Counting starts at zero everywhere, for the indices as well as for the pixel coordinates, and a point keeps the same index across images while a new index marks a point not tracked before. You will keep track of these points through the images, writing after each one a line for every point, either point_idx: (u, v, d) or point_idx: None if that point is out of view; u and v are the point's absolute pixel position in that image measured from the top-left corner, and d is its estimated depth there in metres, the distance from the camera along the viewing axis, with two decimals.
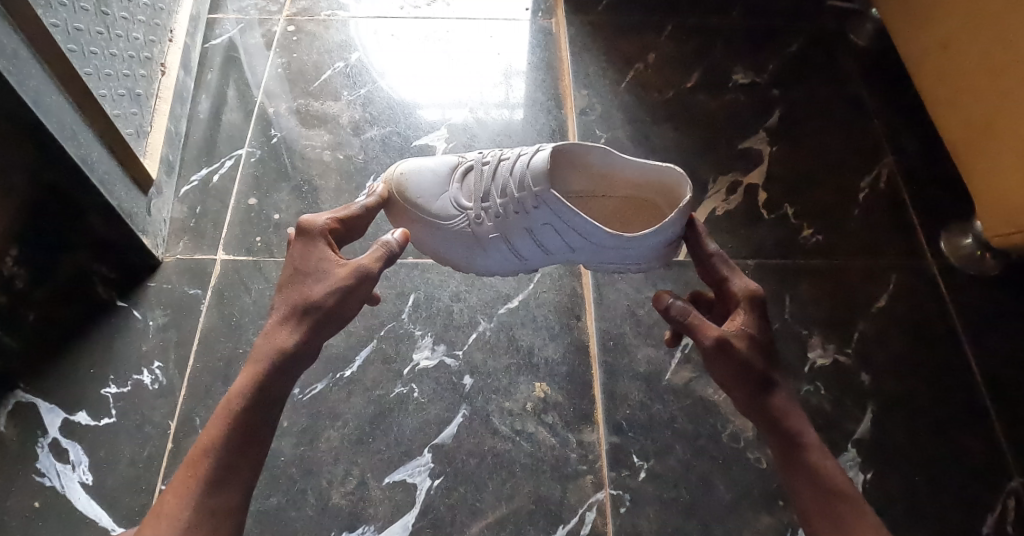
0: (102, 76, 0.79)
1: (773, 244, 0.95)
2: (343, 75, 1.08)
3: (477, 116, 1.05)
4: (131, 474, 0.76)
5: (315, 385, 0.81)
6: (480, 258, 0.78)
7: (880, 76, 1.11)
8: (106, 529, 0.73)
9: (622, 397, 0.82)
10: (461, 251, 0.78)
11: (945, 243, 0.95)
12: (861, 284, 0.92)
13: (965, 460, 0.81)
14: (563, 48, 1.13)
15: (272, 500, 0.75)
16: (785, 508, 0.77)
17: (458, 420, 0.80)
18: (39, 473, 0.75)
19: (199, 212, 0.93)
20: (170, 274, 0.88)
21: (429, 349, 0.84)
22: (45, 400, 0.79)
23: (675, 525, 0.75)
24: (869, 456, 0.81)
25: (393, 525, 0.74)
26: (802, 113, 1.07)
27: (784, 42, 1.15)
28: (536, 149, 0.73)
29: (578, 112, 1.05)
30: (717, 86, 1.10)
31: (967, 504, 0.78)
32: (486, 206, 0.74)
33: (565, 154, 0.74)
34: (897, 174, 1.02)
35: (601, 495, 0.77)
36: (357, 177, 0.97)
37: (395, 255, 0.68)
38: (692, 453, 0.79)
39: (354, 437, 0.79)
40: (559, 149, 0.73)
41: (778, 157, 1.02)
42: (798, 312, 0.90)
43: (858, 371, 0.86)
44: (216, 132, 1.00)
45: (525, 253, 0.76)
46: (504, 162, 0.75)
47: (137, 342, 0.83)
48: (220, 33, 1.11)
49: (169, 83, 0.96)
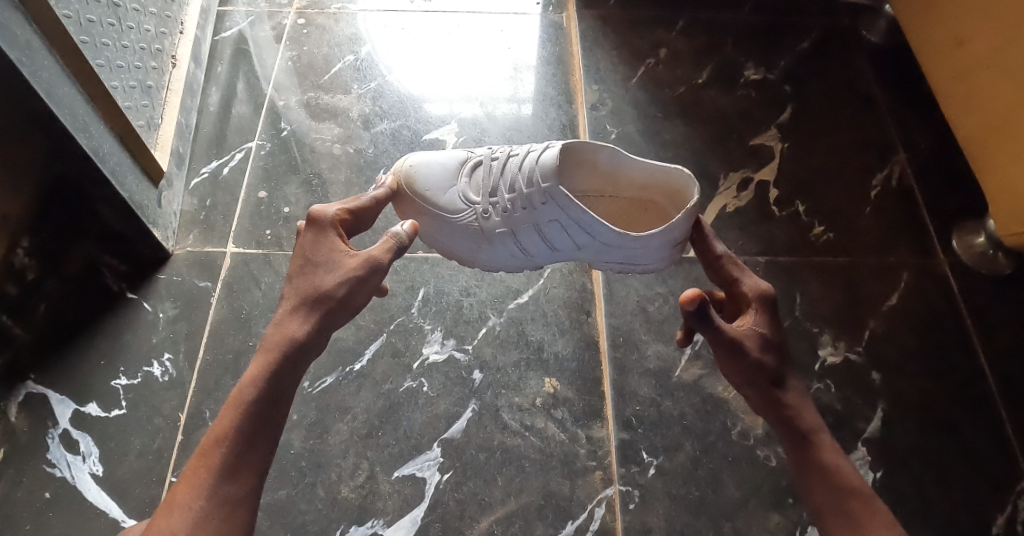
0: (114, 68, 0.79)
1: (784, 241, 0.94)
2: (353, 69, 1.08)
3: (487, 111, 1.04)
4: (141, 466, 0.76)
5: (325, 379, 0.81)
6: (486, 253, 0.78)
7: (893, 73, 1.11)
8: (116, 521, 0.74)
9: (632, 393, 0.82)
10: (468, 245, 0.78)
11: (957, 242, 0.95)
12: (873, 282, 0.92)
13: (975, 460, 0.80)
14: (574, 42, 1.13)
15: (282, 492, 0.75)
16: (795, 506, 0.77)
17: (468, 415, 0.80)
18: (50, 463, 0.76)
19: (209, 204, 0.93)
20: (180, 266, 0.88)
21: (439, 343, 0.84)
22: (56, 392, 0.79)
23: (684, 522, 0.75)
24: (879, 455, 0.81)
25: (402, 519, 0.74)
26: (815, 109, 1.07)
27: (796, 39, 1.14)
28: (546, 146, 0.72)
29: (588, 107, 1.05)
30: (728, 82, 1.09)
31: (976, 503, 0.78)
32: (494, 202, 0.74)
33: (574, 151, 0.73)
34: (909, 172, 1.01)
35: (610, 491, 0.76)
36: (367, 170, 0.97)
37: (405, 247, 0.68)
38: (702, 449, 0.79)
39: (363, 431, 0.79)
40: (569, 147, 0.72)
41: (789, 154, 1.02)
42: (809, 309, 0.89)
43: (869, 370, 0.86)
44: (226, 125, 1.00)
45: (532, 250, 0.76)
46: (513, 159, 0.74)
47: (147, 333, 0.84)
48: (230, 25, 1.11)
49: (180, 76, 0.96)
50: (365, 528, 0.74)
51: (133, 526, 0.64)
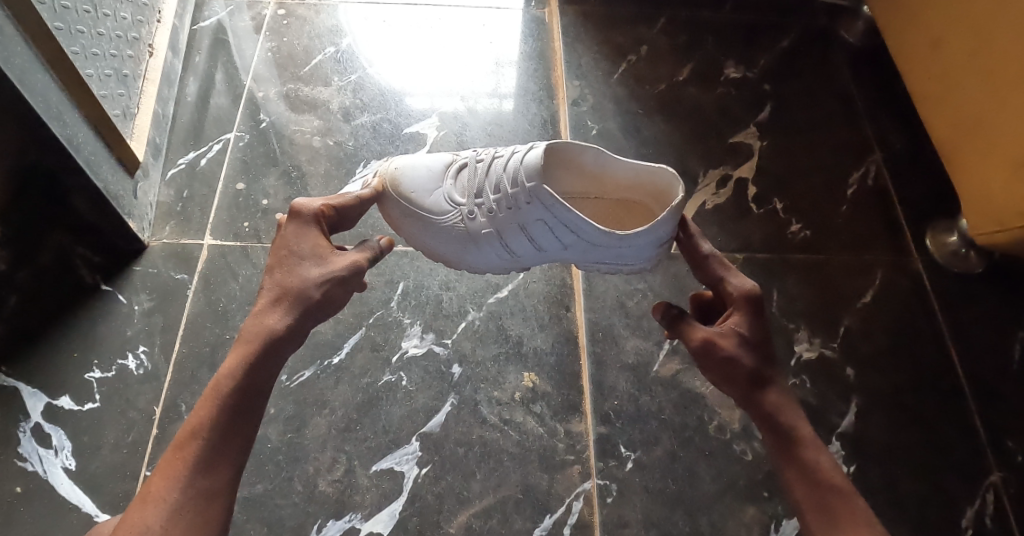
0: (89, 56, 0.78)
1: (762, 238, 0.95)
2: (333, 60, 1.07)
3: (468, 105, 1.04)
4: (115, 460, 0.75)
5: (303, 372, 0.81)
6: (474, 254, 0.77)
7: (870, 73, 1.12)
8: (89, 515, 0.73)
9: (611, 387, 0.83)
10: (455, 246, 0.77)
11: (931, 241, 0.96)
12: (849, 280, 0.93)
13: (946, 454, 0.82)
14: (556, 38, 1.13)
15: (258, 487, 0.75)
16: (769, 500, 0.78)
17: (447, 408, 0.80)
18: (21, 458, 0.74)
19: (186, 196, 0.92)
20: (156, 258, 0.87)
21: (418, 337, 0.84)
22: (28, 385, 0.78)
23: (661, 516, 0.76)
24: (853, 449, 0.82)
25: (380, 513, 0.74)
26: (793, 108, 1.08)
27: (775, 38, 1.15)
28: (530, 147, 0.72)
29: (569, 103, 1.05)
30: (709, 80, 1.10)
31: (947, 496, 0.80)
32: (479, 202, 0.74)
33: (560, 152, 0.73)
34: (884, 172, 1.02)
35: (588, 485, 0.77)
36: (347, 163, 0.97)
37: (380, 256, 0.69)
38: (679, 444, 0.80)
39: (341, 425, 0.78)
40: (555, 148, 0.72)
41: (768, 152, 1.03)
42: (786, 305, 0.90)
43: (844, 365, 0.87)
44: (204, 116, 0.99)
45: (520, 251, 0.75)
46: (499, 160, 0.74)
47: (121, 325, 0.82)
48: (208, 15, 1.09)
49: (157, 65, 0.94)
50: (342, 523, 0.74)
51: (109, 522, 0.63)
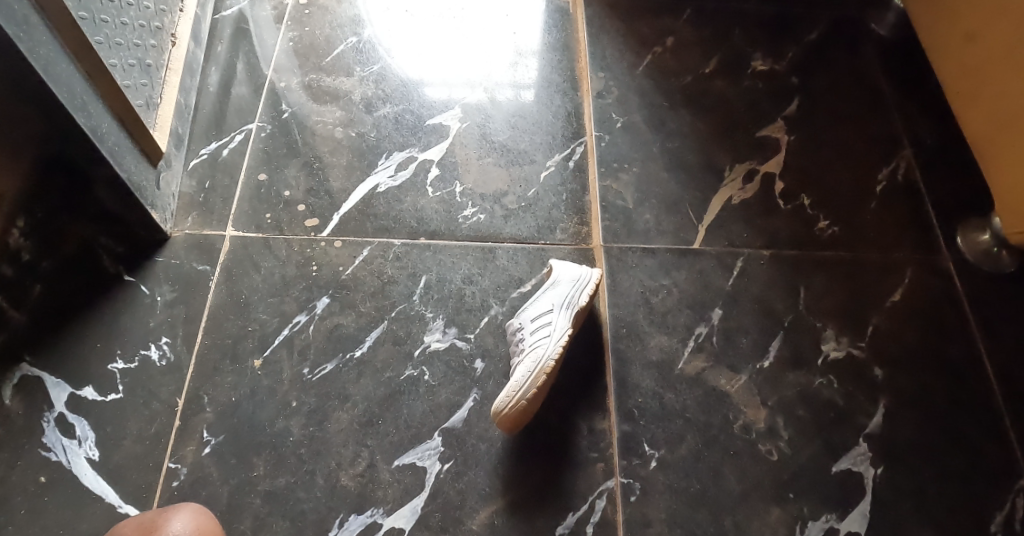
0: (113, 45, 0.77)
1: (788, 235, 0.94)
2: (355, 51, 1.06)
3: (489, 96, 1.03)
4: (138, 451, 0.75)
5: (325, 365, 0.81)
6: (552, 297, 0.82)
7: (901, 67, 1.10)
8: (112, 506, 0.72)
9: (634, 385, 0.82)
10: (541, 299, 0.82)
11: (962, 239, 0.94)
12: (877, 278, 0.91)
13: (975, 457, 0.80)
14: (580, 29, 1.11)
15: (280, 480, 0.74)
16: (795, 501, 0.76)
17: (469, 404, 0.79)
18: (45, 447, 0.75)
19: (208, 186, 0.92)
20: (179, 249, 0.87)
21: (440, 332, 0.83)
22: (52, 375, 0.78)
23: (686, 516, 0.75)
24: (880, 451, 0.80)
25: (402, 508, 0.73)
26: (822, 101, 1.06)
27: (803, 30, 1.13)
28: (514, 394, 0.73)
29: (594, 95, 1.04)
30: (735, 73, 1.08)
31: (976, 500, 0.78)
32: (519, 338, 0.79)
33: (511, 410, 0.72)
34: (914, 168, 1.00)
35: (611, 483, 0.76)
36: (369, 155, 0.96)
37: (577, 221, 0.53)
38: (704, 443, 0.79)
39: (364, 419, 0.78)
40: (522, 404, 0.72)
41: (796, 147, 1.01)
42: (813, 303, 0.89)
43: (872, 366, 0.85)
44: (225, 106, 0.99)
45: (565, 321, 0.78)
46: (518, 359, 0.78)
47: (144, 316, 0.82)
48: (230, 4, 1.09)
49: (180, 54, 0.94)
50: (364, 517, 0.73)
51: (123, 528, 0.64)
